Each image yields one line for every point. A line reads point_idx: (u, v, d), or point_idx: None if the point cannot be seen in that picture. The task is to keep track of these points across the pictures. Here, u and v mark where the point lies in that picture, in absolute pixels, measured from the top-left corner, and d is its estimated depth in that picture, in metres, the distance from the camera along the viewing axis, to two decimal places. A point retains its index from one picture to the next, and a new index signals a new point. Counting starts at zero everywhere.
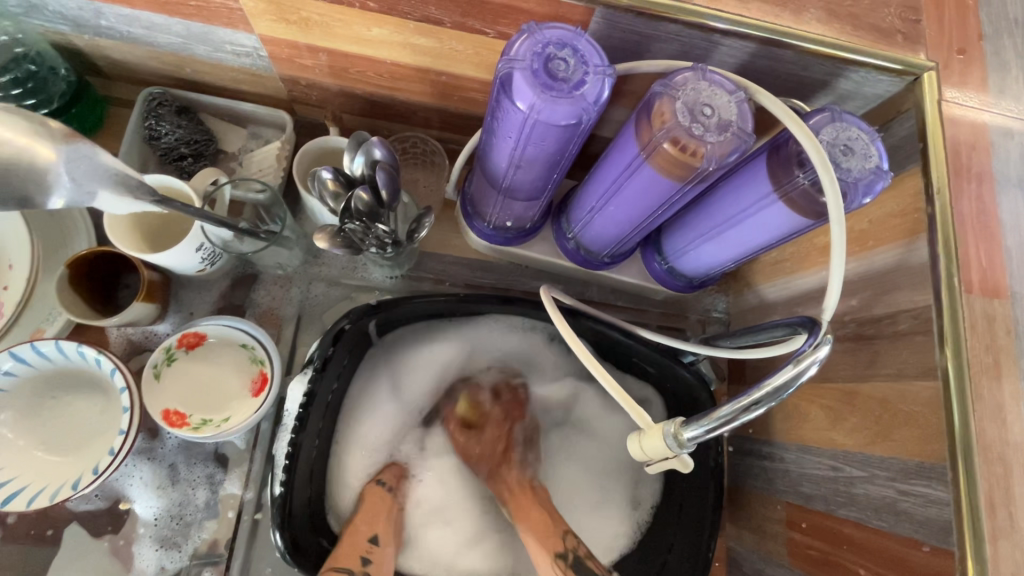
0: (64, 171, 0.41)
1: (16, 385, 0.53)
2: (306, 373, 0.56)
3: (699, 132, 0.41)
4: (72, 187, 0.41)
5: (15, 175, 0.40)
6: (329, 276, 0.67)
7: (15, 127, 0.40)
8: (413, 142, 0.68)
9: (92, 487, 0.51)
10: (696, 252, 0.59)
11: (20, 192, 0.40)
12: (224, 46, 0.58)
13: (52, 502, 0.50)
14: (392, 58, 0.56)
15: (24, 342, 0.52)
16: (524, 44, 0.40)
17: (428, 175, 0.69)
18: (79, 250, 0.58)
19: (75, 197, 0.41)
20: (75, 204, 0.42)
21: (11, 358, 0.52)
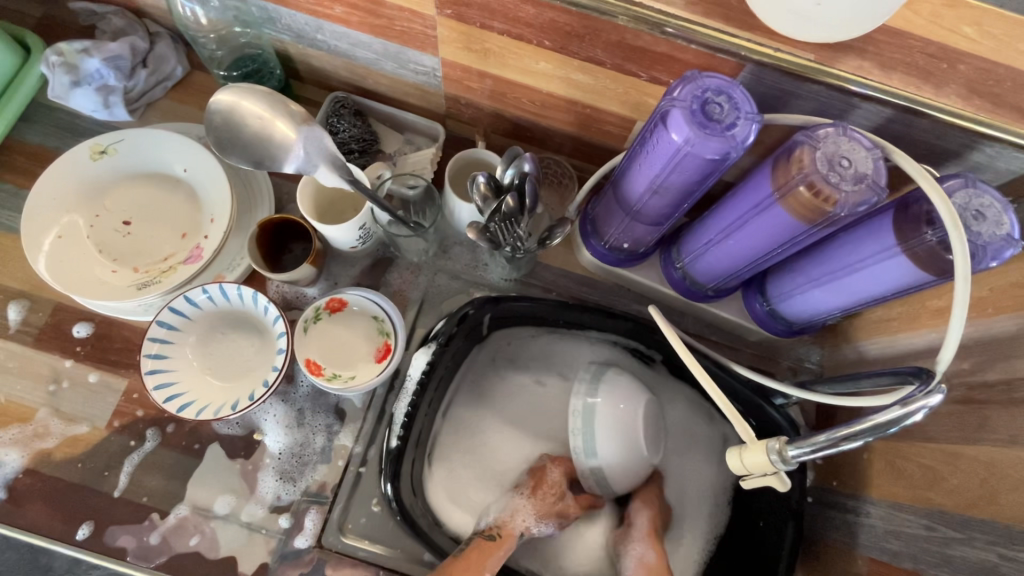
0: (301, 146, 0.51)
1: (200, 317, 0.65)
2: (430, 346, 0.64)
3: (835, 180, 0.45)
4: (304, 158, 0.52)
5: (267, 144, 0.52)
6: (453, 269, 0.76)
7: (276, 110, 0.51)
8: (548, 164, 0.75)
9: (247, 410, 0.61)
10: (804, 296, 0.62)
11: (267, 156, 0.52)
12: (409, 65, 0.69)
13: (215, 416, 0.61)
14: (549, 89, 0.65)
15: (213, 283, 0.64)
16: (686, 87, 0.47)
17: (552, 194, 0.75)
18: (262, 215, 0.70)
19: (304, 167, 0.52)
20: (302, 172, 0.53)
21: (204, 294, 0.64)
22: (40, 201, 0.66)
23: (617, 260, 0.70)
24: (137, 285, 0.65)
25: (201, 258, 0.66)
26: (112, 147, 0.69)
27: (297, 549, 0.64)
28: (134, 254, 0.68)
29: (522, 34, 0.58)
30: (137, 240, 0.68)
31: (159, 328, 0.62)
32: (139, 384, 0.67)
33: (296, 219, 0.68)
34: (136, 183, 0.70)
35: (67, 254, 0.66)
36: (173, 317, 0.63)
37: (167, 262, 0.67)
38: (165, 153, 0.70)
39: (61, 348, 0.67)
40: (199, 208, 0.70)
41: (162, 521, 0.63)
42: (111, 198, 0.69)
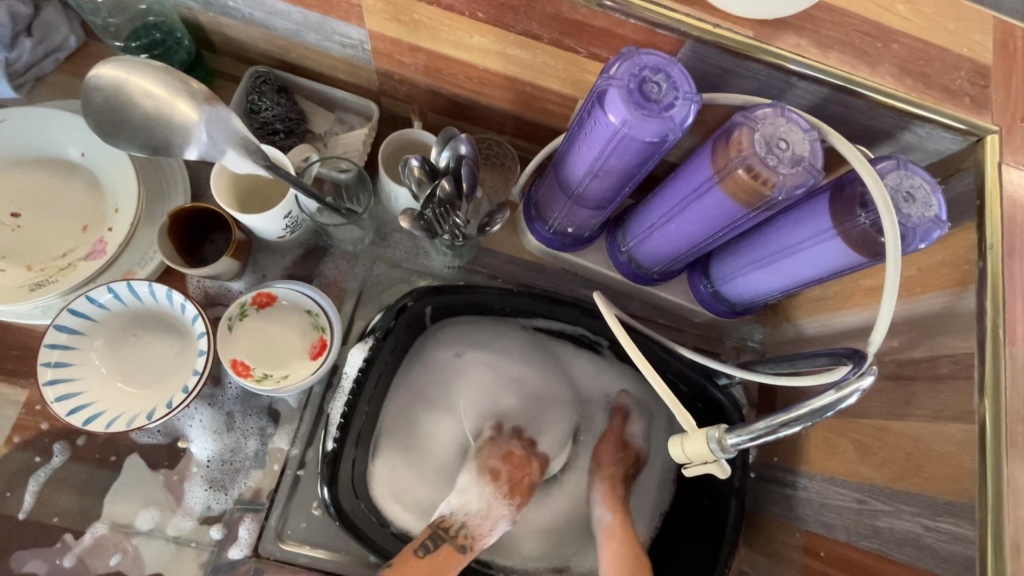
0: (202, 129, 0.46)
1: (107, 319, 0.59)
2: (367, 341, 0.61)
3: (773, 163, 0.44)
4: (207, 143, 0.47)
5: (162, 126, 0.46)
6: (392, 258, 0.72)
7: (173, 89, 0.45)
8: (489, 144, 0.73)
9: (165, 419, 0.55)
10: (745, 278, 0.62)
11: (162, 139, 0.46)
12: (334, 37, 0.63)
13: (128, 428, 0.55)
14: (485, 65, 0.61)
15: (119, 281, 0.57)
16: (623, 65, 0.44)
17: (493, 176, 0.74)
18: (175, 204, 0.63)
19: (208, 153, 0.46)
20: (206, 159, 0.48)
21: (110, 294, 0.57)
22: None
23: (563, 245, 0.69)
24: (30, 285, 0.58)
25: (105, 253, 0.59)
26: None
27: (231, 561, 0.60)
28: (25, 250, 0.60)
29: (453, 4, 0.53)
30: (28, 234, 0.61)
31: (56, 333, 0.56)
32: (41, 394, 0.60)
33: (213, 208, 0.62)
34: (25, 169, 0.62)
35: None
36: (73, 320, 0.57)
37: (65, 259, 0.60)
38: (57, 135, 0.63)
39: None
40: (101, 197, 0.63)
41: (77, 542, 0.58)
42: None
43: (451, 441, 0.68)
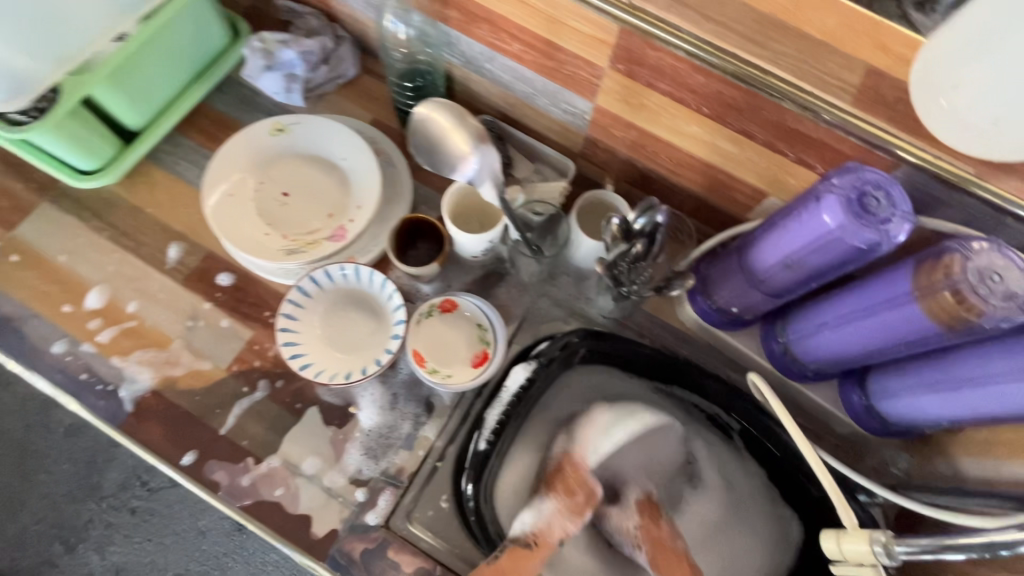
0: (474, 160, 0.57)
1: (330, 290, 0.72)
2: (531, 363, 0.69)
3: (984, 293, 0.47)
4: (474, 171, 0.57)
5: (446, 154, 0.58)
6: (555, 296, 0.79)
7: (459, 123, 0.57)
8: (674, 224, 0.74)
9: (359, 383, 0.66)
10: (911, 398, 0.62)
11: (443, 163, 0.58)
12: (562, 104, 0.75)
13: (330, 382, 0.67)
14: (690, 150, 0.69)
15: (352, 263, 0.71)
16: (847, 177, 0.49)
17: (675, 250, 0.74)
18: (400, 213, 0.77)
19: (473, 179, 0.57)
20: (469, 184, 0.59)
21: (340, 271, 0.71)
22: (222, 161, 0.75)
23: (719, 321, 0.72)
24: (285, 251, 0.73)
25: (345, 239, 0.73)
26: (289, 127, 0.77)
27: (367, 524, 0.67)
28: (285, 223, 0.75)
29: (683, 97, 0.62)
30: (289, 211, 0.75)
31: (298, 292, 0.70)
32: (261, 337, 0.73)
33: (433, 222, 0.74)
34: (298, 160, 0.78)
35: (232, 211, 0.73)
36: (311, 285, 0.70)
37: (311, 237, 0.74)
38: (330, 140, 0.78)
39: (205, 291, 0.75)
40: (348, 196, 0.77)
41: (255, 467, 0.68)
42: (274, 170, 0.76)
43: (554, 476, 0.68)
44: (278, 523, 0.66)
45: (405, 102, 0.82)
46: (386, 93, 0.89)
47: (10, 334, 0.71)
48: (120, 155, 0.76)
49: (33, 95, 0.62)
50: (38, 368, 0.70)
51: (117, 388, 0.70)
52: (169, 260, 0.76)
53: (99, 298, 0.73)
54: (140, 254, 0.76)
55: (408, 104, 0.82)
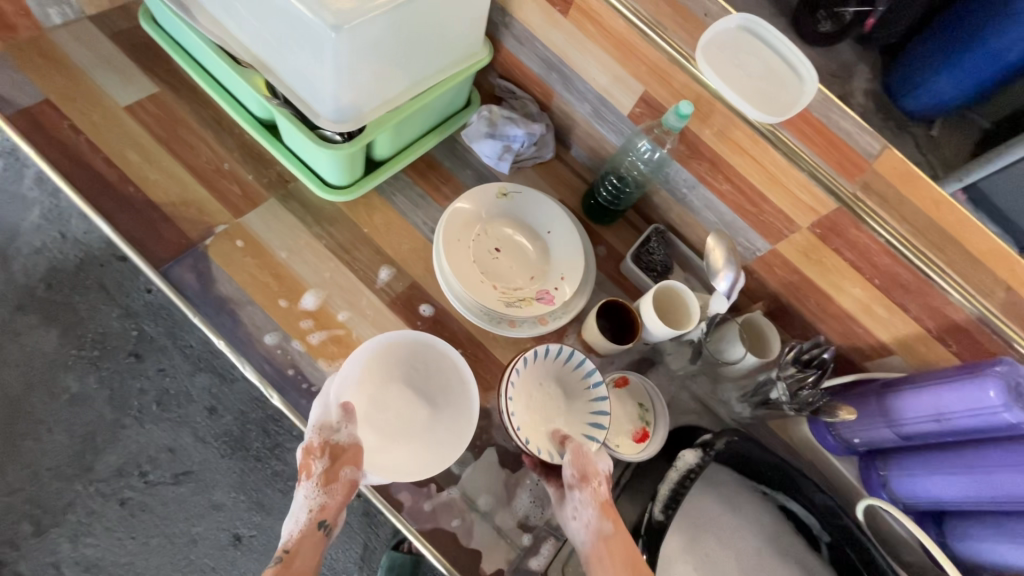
0: (723, 286, 0.80)
1: (543, 365, 0.77)
2: (698, 450, 0.85)
3: None
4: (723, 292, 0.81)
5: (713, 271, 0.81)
6: (693, 392, 0.92)
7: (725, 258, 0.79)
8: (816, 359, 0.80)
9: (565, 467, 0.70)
10: (986, 543, 0.76)
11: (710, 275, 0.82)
12: (738, 238, 0.91)
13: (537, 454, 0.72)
14: (843, 304, 0.85)
15: (569, 349, 0.76)
16: (1005, 368, 0.67)
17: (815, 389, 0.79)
18: (581, 300, 0.85)
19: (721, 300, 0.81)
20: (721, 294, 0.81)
21: (560, 353, 0.76)
22: (457, 211, 0.84)
23: (832, 446, 0.87)
24: (500, 303, 0.81)
25: (552, 304, 0.83)
26: (511, 194, 0.88)
27: (530, 570, 0.72)
28: (497, 277, 0.84)
29: (862, 267, 0.79)
30: (502, 267, 0.85)
31: (523, 361, 0.74)
32: None
33: (629, 306, 0.84)
34: (509, 223, 0.88)
35: (459, 255, 0.82)
36: (532, 357, 0.75)
37: (518, 294, 0.83)
38: (544, 214, 0.88)
39: (408, 317, 0.81)
40: (550, 265, 0.87)
41: (437, 495, 0.73)
42: (495, 228, 0.86)
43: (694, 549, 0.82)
44: (453, 553, 0.71)
45: (602, 195, 0.96)
46: (573, 180, 1.02)
47: (226, 315, 0.75)
48: (363, 179, 0.83)
49: (359, 124, 0.71)
50: (249, 355, 0.74)
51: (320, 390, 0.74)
52: (379, 280, 0.82)
53: (314, 300, 0.78)
54: (353, 268, 0.82)
55: (603, 198, 0.96)
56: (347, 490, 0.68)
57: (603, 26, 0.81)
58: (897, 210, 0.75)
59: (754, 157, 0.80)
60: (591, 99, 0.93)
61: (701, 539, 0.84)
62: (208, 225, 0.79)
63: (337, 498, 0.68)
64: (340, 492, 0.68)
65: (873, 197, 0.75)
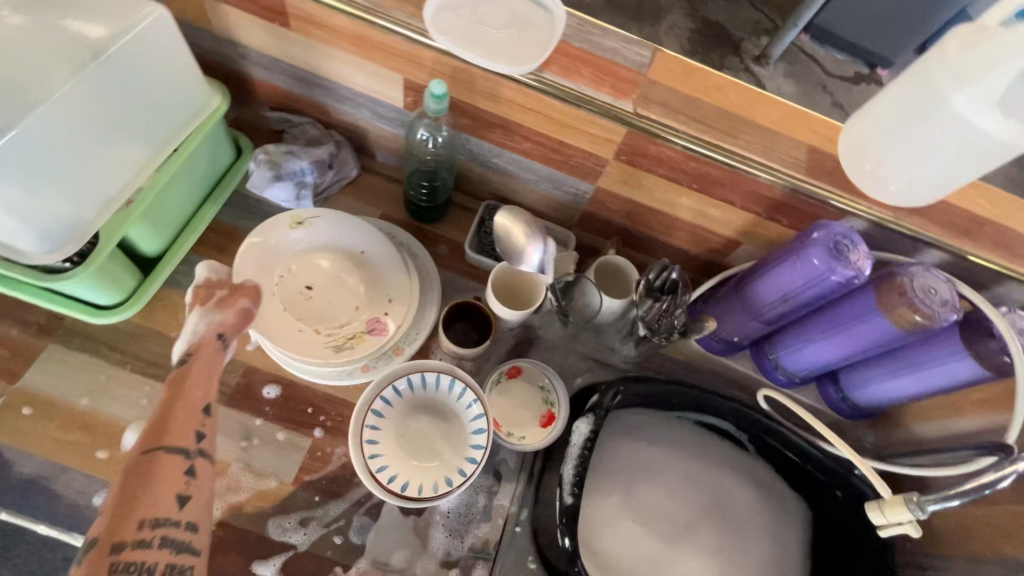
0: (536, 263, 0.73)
1: (401, 402, 0.74)
2: (591, 416, 0.76)
3: (930, 303, 0.65)
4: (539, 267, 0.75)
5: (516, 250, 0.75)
6: (581, 351, 0.89)
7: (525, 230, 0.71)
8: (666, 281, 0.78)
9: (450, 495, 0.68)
10: (878, 385, 0.80)
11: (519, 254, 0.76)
12: (564, 187, 0.87)
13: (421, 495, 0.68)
14: (679, 215, 0.84)
15: (417, 372, 0.74)
16: (823, 232, 0.66)
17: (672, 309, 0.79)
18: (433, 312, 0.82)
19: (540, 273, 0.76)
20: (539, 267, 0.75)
21: (407, 382, 0.74)
22: (247, 262, 0.75)
23: (719, 348, 0.88)
24: (327, 349, 0.74)
25: (386, 332, 0.76)
26: (308, 221, 0.79)
27: None
28: (318, 321, 0.76)
29: (678, 177, 0.77)
30: (321, 304, 0.77)
31: (382, 400, 0.72)
32: (323, 442, 0.74)
33: (477, 304, 0.82)
34: (316, 254, 0.79)
35: (268, 310, 0.74)
36: (385, 404, 0.72)
37: (347, 330, 0.76)
38: (353, 235, 0.81)
39: (253, 408, 0.74)
40: (376, 287, 0.79)
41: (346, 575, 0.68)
42: (302, 264, 0.78)
43: (624, 507, 0.82)
44: None
45: (418, 196, 0.89)
46: (389, 188, 0.95)
47: (40, 495, 0.66)
48: (144, 282, 0.74)
49: (84, 239, 0.63)
50: (82, 526, 0.65)
51: None
52: None
53: (136, 436, 0.69)
54: None
55: (421, 199, 0.89)
56: (239, 318, 0.65)
57: (326, 27, 0.73)
58: (683, 112, 0.72)
59: (532, 109, 0.75)
60: (363, 102, 0.85)
61: (629, 489, 0.84)
62: None
63: (235, 319, 0.65)
64: (237, 314, 0.65)
65: (656, 109, 0.72)
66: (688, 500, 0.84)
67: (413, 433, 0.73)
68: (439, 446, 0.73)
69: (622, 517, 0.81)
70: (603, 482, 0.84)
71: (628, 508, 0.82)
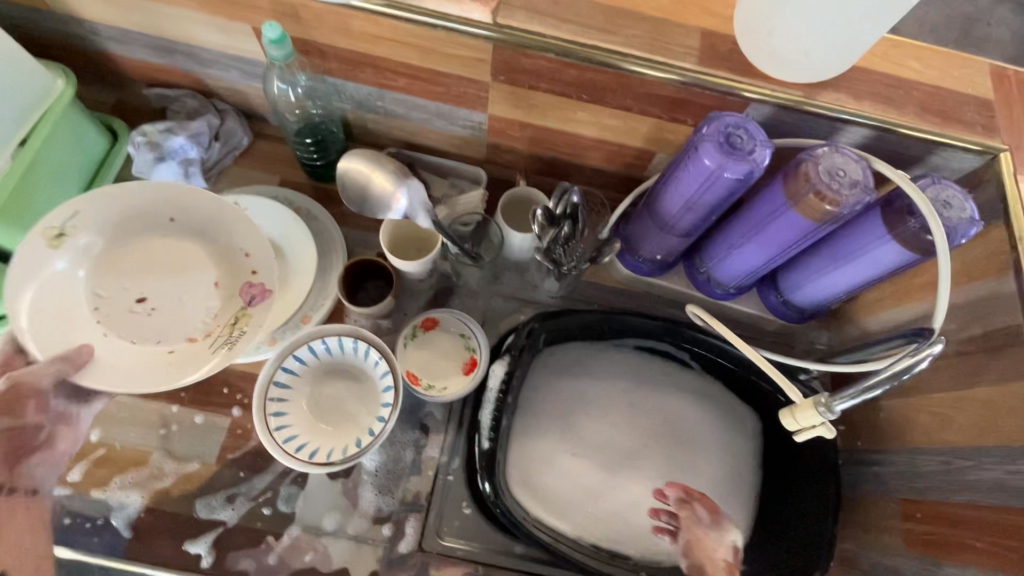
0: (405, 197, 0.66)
1: (307, 370, 0.72)
2: (507, 357, 0.74)
3: (836, 187, 0.59)
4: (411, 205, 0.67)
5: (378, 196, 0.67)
6: (505, 293, 0.86)
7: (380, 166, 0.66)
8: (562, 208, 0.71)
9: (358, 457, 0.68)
10: (813, 284, 0.75)
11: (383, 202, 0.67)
12: (458, 121, 0.81)
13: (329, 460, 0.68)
14: (582, 133, 0.77)
15: (317, 338, 0.71)
16: (713, 125, 0.60)
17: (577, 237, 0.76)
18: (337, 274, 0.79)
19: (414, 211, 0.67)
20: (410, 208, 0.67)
21: (308, 350, 0.71)
22: (58, 290, 0.66)
23: (648, 270, 0.83)
24: (212, 346, 0.67)
25: (265, 293, 0.69)
26: (70, 225, 0.66)
27: (403, 554, 0.71)
28: (175, 328, 0.69)
29: (565, 90, 0.70)
30: (166, 311, 0.69)
31: (283, 372, 0.70)
32: (241, 420, 0.73)
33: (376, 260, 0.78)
34: (140, 248, 0.70)
35: (111, 355, 0.66)
36: (288, 375, 0.71)
37: (225, 310, 0.70)
38: (151, 203, 0.70)
39: (166, 395, 0.74)
40: (227, 255, 0.72)
41: (278, 542, 0.69)
42: (121, 275, 0.70)
43: (561, 443, 0.80)
44: None
45: (309, 156, 0.84)
46: (285, 150, 0.89)
47: None
48: None
49: None
50: None
51: (107, 517, 0.69)
52: None
53: None
54: None
55: (312, 157, 0.84)
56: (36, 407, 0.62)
57: None
58: (552, 13, 0.64)
59: (393, 40, 0.68)
60: (229, 63, 0.79)
61: (565, 424, 0.81)
62: None
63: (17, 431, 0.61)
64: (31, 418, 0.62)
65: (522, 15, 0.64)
66: (628, 427, 0.82)
67: (324, 400, 0.72)
68: (353, 408, 0.72)
69: (558, 454, 0.79)
70: (537, 421, 0.81)
71: (565, 444, 0.80)
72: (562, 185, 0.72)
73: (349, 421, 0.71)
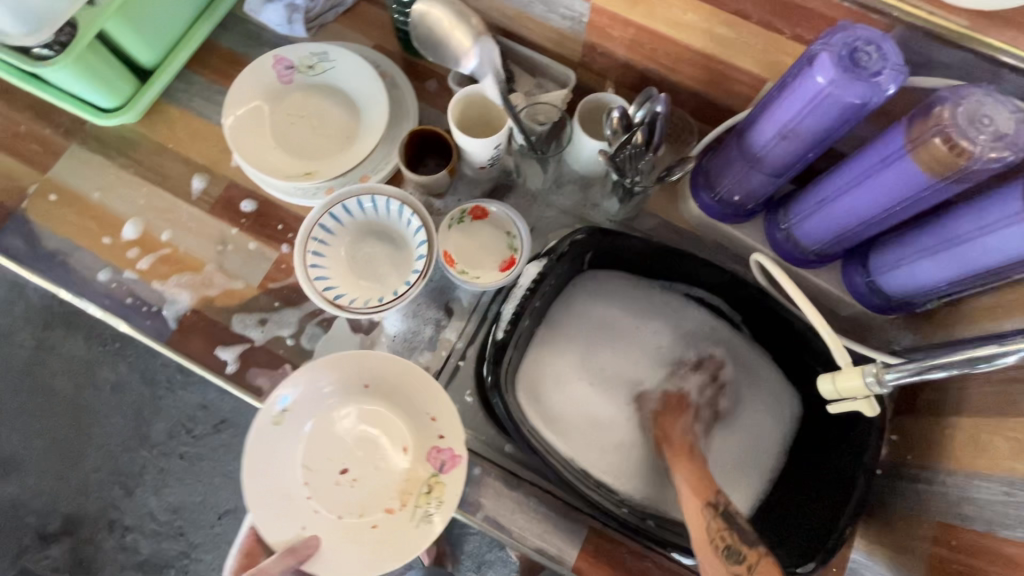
0: (474, 56, 0.66)
1: (351, 222, 0.74)
2: (542, 260, 0.71)
3: (973, 134, 0.48)
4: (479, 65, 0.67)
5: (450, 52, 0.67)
6: (562, 206, 0.82)
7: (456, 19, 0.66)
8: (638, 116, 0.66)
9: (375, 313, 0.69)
10: (909, 267, 0.64)
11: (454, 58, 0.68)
12: (559, 9, 0.75)
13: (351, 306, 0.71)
14: (687, 42, 0.69)
15: (368, 194, 0.72)
16: (839, 35, 0.51)
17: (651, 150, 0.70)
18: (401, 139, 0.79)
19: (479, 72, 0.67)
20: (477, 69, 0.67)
21: (357, 203, 0.73)
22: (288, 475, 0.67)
23: (721, 213, 0.75)
24: (411, 517, 0.66)
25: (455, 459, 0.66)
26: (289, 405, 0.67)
27: None
28: (372, 499, 0.68)
29: None
30: (367, 485, 0.69)
31: (330, 218, 0.72)
32: (288, 257, 0.78)
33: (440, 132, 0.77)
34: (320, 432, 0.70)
35: (325, 526, 0.67)
36: (333, 222, 0.73)
37: (417, 480, 0.68)
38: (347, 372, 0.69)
39: (231, 217, 0.79)
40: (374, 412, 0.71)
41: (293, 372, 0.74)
42: (329, 448, 0.70)
43: (579, 365, 0.77)
44: None
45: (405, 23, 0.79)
46: (383, 16, 0.89)
47: (60, 266, 0.78)
48: (137, 92, 0.80)
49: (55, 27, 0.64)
50: (89, 294, 0.77)
51: (160, 308, 0.76)
52: (194, 190, 0.80)
53: (134, 229, 0.79)
54: (166, 186, 0.81)
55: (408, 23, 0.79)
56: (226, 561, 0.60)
57: None
58: None
59: None
60: None
61: (588, 348, 0.78)
62: (20, 189, 0.80)
63: None
64: None
65: None
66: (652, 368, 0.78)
67: (361, 255, 0.74)
68: (387, 270, 0.74)
69: (571, 375, 0.77)
70: (560, 338, 0.78)
71: (582, 367, 0.77)
72: (647, 90, 0.66)
73: (381, 281, 0.74)
